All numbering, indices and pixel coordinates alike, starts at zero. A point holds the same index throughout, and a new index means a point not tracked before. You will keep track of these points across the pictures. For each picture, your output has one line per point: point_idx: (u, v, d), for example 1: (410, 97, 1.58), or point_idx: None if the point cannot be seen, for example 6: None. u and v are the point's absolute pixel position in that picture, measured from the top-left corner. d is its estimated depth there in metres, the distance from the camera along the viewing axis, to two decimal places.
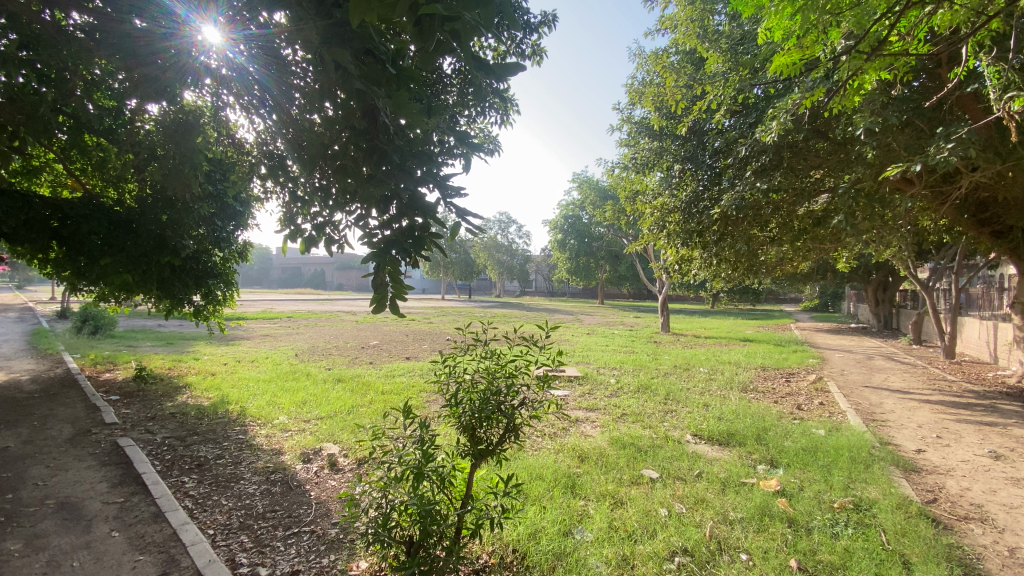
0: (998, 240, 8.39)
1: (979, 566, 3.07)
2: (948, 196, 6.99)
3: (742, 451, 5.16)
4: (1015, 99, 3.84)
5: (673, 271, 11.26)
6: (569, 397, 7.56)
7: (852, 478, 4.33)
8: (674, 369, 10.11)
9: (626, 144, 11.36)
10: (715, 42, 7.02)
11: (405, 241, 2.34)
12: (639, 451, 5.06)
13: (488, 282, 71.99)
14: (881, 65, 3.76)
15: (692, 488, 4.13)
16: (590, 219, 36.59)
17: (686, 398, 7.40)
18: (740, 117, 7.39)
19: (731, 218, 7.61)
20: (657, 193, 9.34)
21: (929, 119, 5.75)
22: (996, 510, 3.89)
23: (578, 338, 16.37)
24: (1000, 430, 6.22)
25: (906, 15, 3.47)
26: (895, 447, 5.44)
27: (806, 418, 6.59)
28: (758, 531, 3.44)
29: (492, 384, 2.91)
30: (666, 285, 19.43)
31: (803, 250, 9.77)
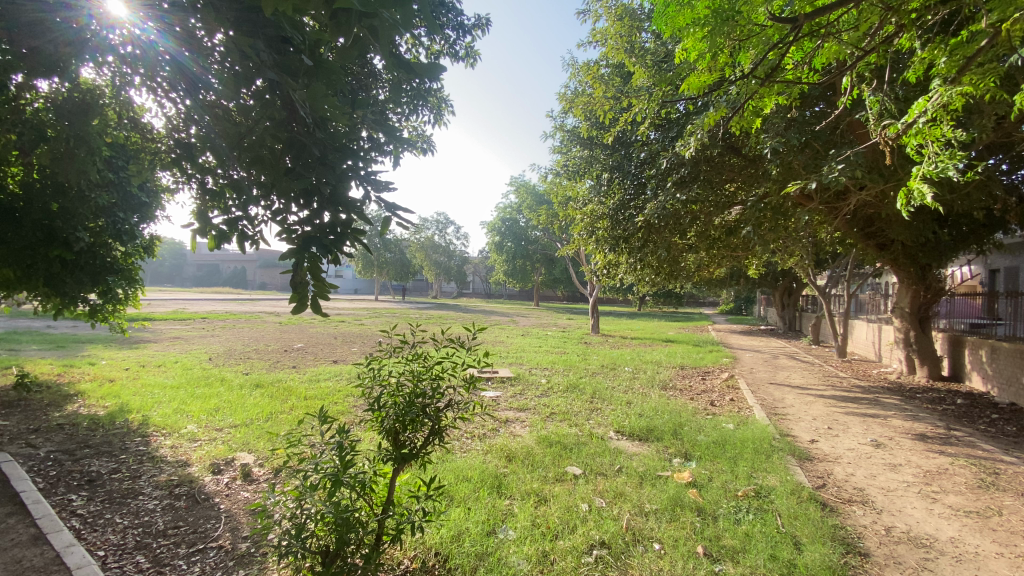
0: (880, 252, 9.47)
1: (858, 544, 3.43)
2: (840, 212, 7.78)
3: (660, 445, 5.46)
4: (887, 127, 4.37)
5: (602, 274, 11.68)
6: (500, 398, 7.61)
7: (754, 468, 4.71)
8: (601, 368, 10.49)
9: (559, 151, 11.63)
10: (641, 58, 7.38)
11: (325, 237, 2.22)
12: (565, 448, 5.21)
13: (424, 283, 71.09)
14: (781, 90, 4.13)
15: (612, 482, 4.32)
16: (526, 223, 37.03)
17: (611, 397, 7.71)
18: (664, 130, 7.82)
19: (653, 226, 8.01)
20: (587, 200, 9.69)
21: (824, 142, 6.38)
22: (875, 493, 4.38)
23: (512, 338, 16.61)
24: (880, 421, 7.01)
25: (801, 47, 3.82)
26: (793, 439, 5.97)
27: (718, 413, 7.09)
28: (670, 520, 3.66)
29: (418, 386, 2.85)
30: (597, 288, 20.15)
31: (718, 257, 10.53)
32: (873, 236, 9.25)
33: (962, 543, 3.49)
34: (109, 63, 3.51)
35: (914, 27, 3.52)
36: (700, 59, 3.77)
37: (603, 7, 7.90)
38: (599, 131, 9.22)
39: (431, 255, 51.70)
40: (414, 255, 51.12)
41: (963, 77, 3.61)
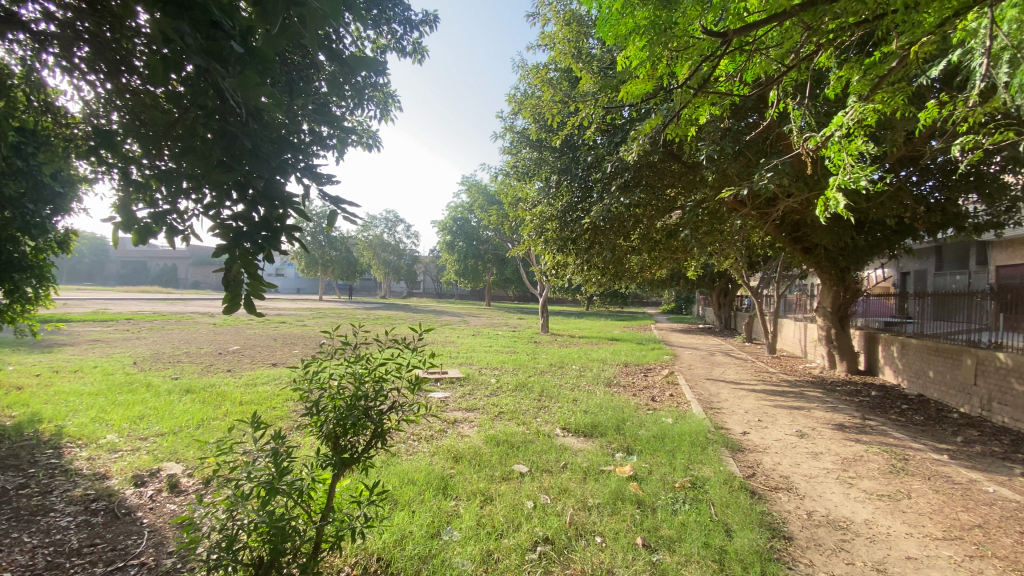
0: (806, 255, 10.16)
1: (782, 529, 3.67)
2: (770, 217, 8.31)
3: (604, 441, 5.61)
4: (808, 139, 4.71)
5: (551, 274, 11.86)
6: (448, 399, 7.55)
7: (691, 460, 4.95)
8: (549, 367, 10.65)
9: (508, 151, 11.70)
10: (588, 64, 7.57)
11: (258, 234, 2.09)
12: (512, 447, 5.25)
13: (372, 283, 69.38)
14: (715, 101, 4.36)
15: (556, 479, 4.40)
16: (478, 222, 36.88)
17: (558, 395, 7.84)
18: (609, 135, 8.04)
19: (600, 228, 8.31)
20: (536, 201, 9.81)
21: (755, 151, 6.78)
22: (799, 480, 4.70)
23: (461, 338, 16.58)
24: (804, 412, 7.54)
25: (733, 60, 4.05)
26: (726, 431, 6.32)
27: (658, 408, 7.37)
28: (611, 514, 3.77)
29: (359, 388, 2.76)
30: (546, 289, 20.42)
31: (660, 259, 10.95)
32: (800, 240, 9.92)
33: (875, 525, 3.80)
34: (16, 40, 3.20)
35: (832, 47, 3.81)
36: (638, 66, 3.93)
37: (551, 12, 8.05)
38: (547, 133, 9.35)
39: (379, 254, 50.55)
40: (362, 254, 49.80)
41: (874, 95, 3.95)
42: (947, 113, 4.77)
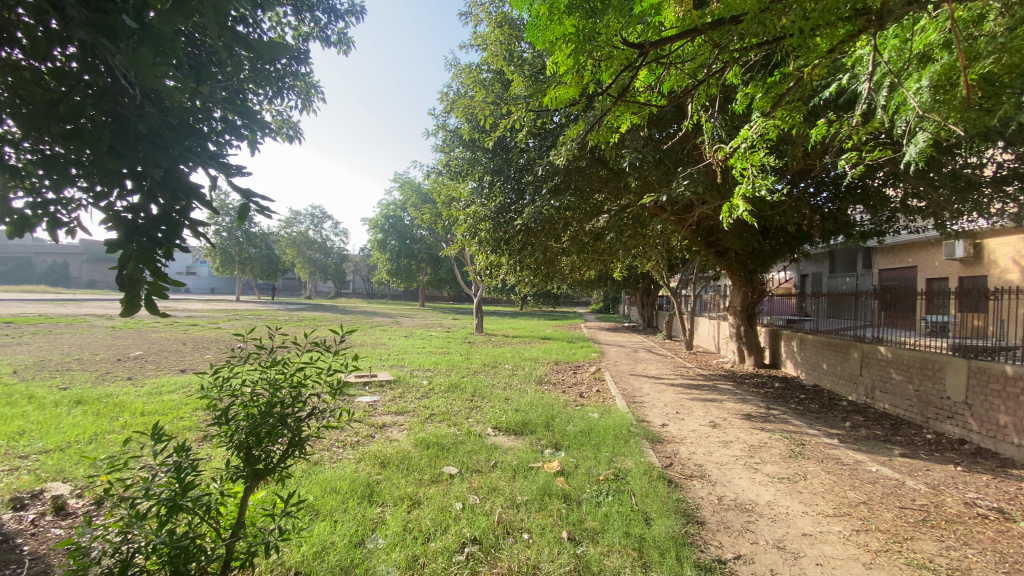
0: (720, 259, 10.90)
1: (695, 514, 3.92)
2: (687, 222, 8.85)
3: (533, 438, 5.71)
4: (719, 149, 5.05)
5: (484, 274, 11.91)
6: (377, 402, 7.33)
7: (615, 453, 5.16)
8: (482, 367, 10.66)
9: (441, 150, 11.58)
10: (519, 67, 7.68)
11: (156, 228, 1.86)
12: (442, 449, 5.20)
13: (296, 282, 66.01)
14: (636, 110, 4.59)
15: (486, 478, 4.42)
16: (411, 221, 36.11)
17: (490, 394, 7.87)
18: (540, 138, 8.22)
19: (532, 229, 8.49)
20: (469, 201, 9.80)
21: (674, 160, 7.20)
22: (711, 468, 5.05)
23: (393, 340, 16.23)
24: (717, 404, 8.10)
25: (652, 72, 4.28)
26: (648, 424, 6.65)
27: (586, 404, 7.62)
28: (538, 510, 3.84)
29: (275, 395, 2.60)
30: (480, 289, 20.44)
31: (588, 260, 11.34)
32: (713, 244, 10.66)
33: (776, 505, 4.15)
34: None
35: (737, 65, 4.12)
36: (565, 71, 4.04)
37: (483, 13, 8.12)
38: (479, 134, 9.36)
39: (304, 252, 48.16)
40: (285, 252, 47.20)
41: (775, 112, 4.32)
42: (836, 131, 5.31)
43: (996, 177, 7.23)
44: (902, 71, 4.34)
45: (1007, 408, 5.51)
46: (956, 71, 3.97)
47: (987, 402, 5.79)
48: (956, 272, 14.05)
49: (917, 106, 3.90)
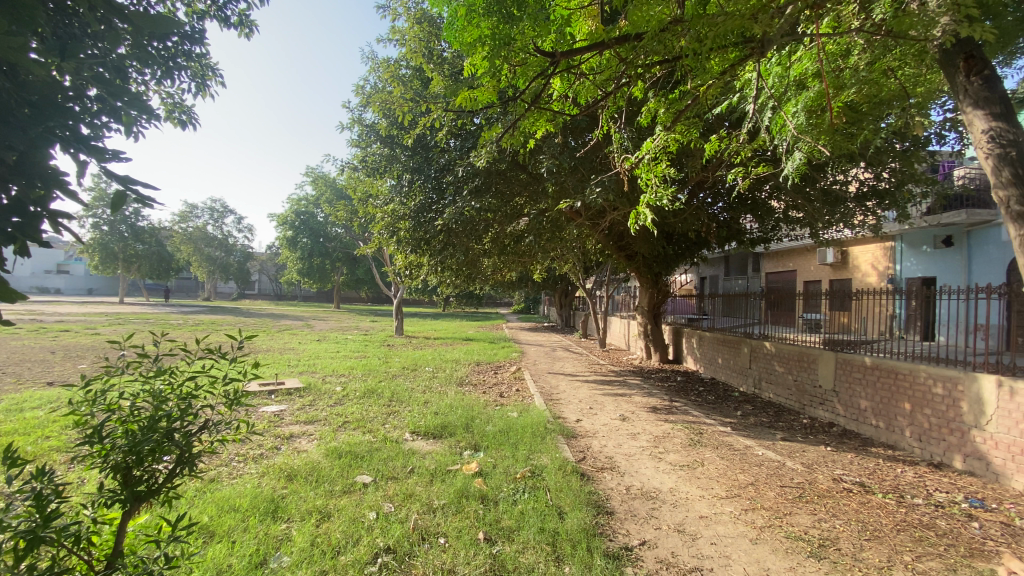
0: (630, 262, 11.50)
1: (606, 505, 4.10)
2: (601, 227, 9.28)
3: (452, 440, 5.67)
4: (626, 158, 5.34)
5: (403, 275, 11.64)
6: (284, 412, 6.89)
7: (532, 450, 5.28)
8: (401, 371, 10.40)
9: (356, 145, 11.17)
10: (439, 66, 7.60)
11: (5, 220, 1.48)
12: (356, 457, 5.00)
13: (193, 283, 60.25)
14: (550, 117, 4.75)
15: (402, 485, 4.31)
16: (325, 219, 34.38)
17: (408, 398, 7.70)
18: (461, 139, 8.22)
19: (452, 229, 8.43)
20: (387, 199, 9.55)
21: (589, 167, 7.53)
22: (621, 459, 5.32)
23: (304, 344, 15.33)
24: (627, 398, 8.56)
25: (564, 81, 4.43)
26: (563, 420, 6.86)
27: (505, 403, 7.71)
28: (455, 513, 3.81)
29: (160, 408, 2.33)
30: (399, 290, 19.97)
31: (509, 262, 11.51)
32: (624, 248, 11.25)
33: (677, 491, 4.46)
34: None
35: (642, 79, 4.38)
36: (482, 74, 4.07)
37: (401, 7, 7.96)
38: (398, 130, 9.15)
39: (202, 249, 44.05)
40: (180, 249, 42.90)
41: (675, 126, 4.67)
42: (727, 147, 5.85)
43: (859, 193, 8.31)
44: (783, 96, 4.86)
45: (866, 394, 6.36)
46: (826, 99, 4.52)
47: (851, 388, 6.64)
48: (827, 276, 15.99)
49: (794, 129, 4.41)
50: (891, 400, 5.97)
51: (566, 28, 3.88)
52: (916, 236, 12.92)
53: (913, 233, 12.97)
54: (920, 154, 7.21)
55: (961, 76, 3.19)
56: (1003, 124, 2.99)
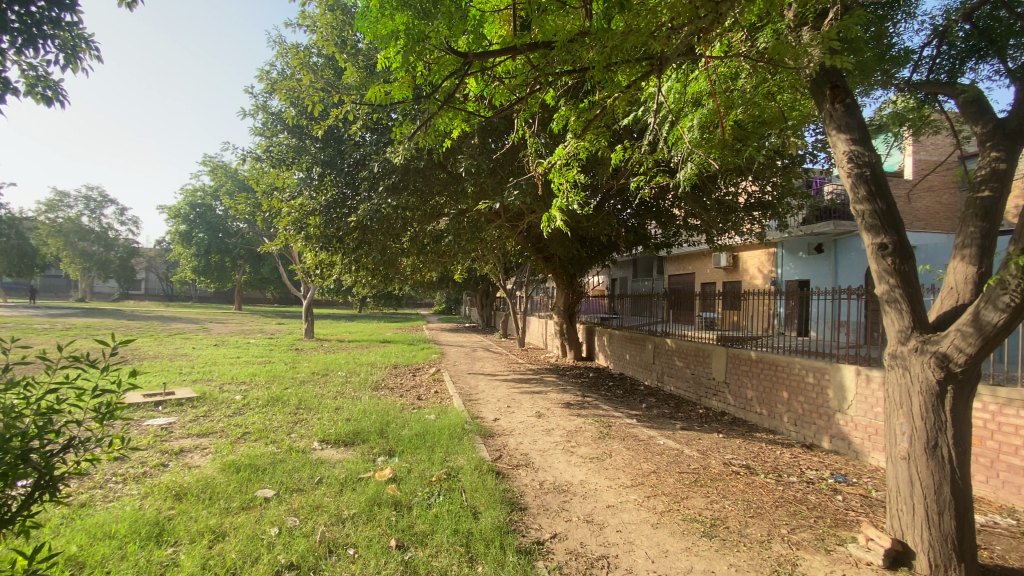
0: (547, 263, 11.82)
1: (520, 501, 4.18)
2: (518, 228, 9.44)
3: (365, 447, 5.46)
4: (540, 162, 5.48)
5: (313, 274, 11.03)
6: (173, 425, 6.24)
7: (448, 452, 5.24)
8: (310, 376, 9.85)
9: (260, 134, 10.43)
10: (353, 57, 7.33)
11: None
12: (256, 470, 4.65)
13: (62, 281, 52.85)
14: (466, 117, 4.75)
15: (308, 497, 4.08)
16: (225, 212, 31.69)
17: (318, 405, 7.32)
18: (378, 134, 7.99)
19: (368, 227, 8.14)
20: (295, 192, 9.00)
21: (507, 169, 7.64)
22: (535, 455, 5.45)
23: (199, 349, 13.99)
24: (543, 396, 8.78)
25: (477, 82, 4.46)
26: (481, 420, 6.88)
27: (422, 406, 7.58)
28: (366, 522, 3.68)
29: (13, 425, 2.00)
30: (310, 290, 18.92)
31: (427, 262, 11.35)
32: (541, 250, 11.54)
33: (587, 483, 4.66)
34: None
35: (554, 87, 4.53)
36: (397, 68, 4.01)
37: None
38: (308, 121, 8.68)
39: (74, 243, 38.69)
40: (45, 242, 37.35)
41: (586, 134, 4.90)
42: (633, 156, 6.22)
43: (747, 204, 9.18)
44: (681, 111, 5.23)
45: (751, 384, 7.06)
46: (717, 117, 4.95)
47: (739, 380, 7.33)
48: (722, 278, 17.51)
49: (690, 143, 4.81)
50: (772, 389, 6.67)
51: (483, 30, 3.91)
52: (795, 244, 14.55)
53: (791, 241, 14.61)
54: (797, 171, 8.12)
55: (828, 103, 3.63)
56: (860, 148, 3.45)
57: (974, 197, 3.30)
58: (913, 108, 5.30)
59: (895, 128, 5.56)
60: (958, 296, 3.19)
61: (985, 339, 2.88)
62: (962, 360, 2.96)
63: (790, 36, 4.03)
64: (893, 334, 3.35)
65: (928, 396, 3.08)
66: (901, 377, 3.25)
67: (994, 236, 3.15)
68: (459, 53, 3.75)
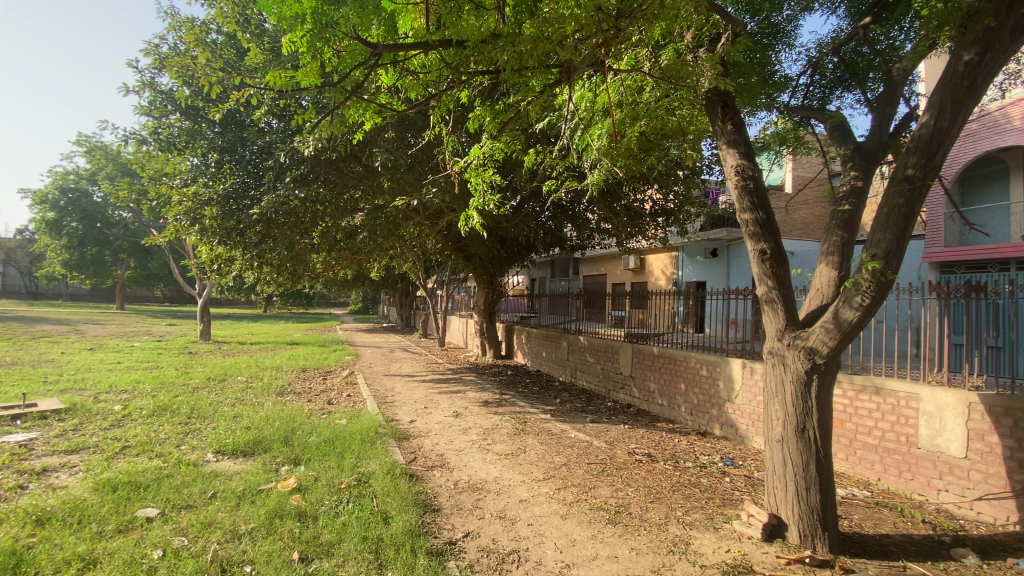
0: (466, 262, 11.80)
1: (434, 503, 4.13)
2: (437, 226, 9.33)
3: (267, 456, 5.11)
4: (456, 162, 5.46)
5: (210, 270, 10.13)
6: (33, 441, 5.42)
7: (359, 457, 5.05)
8: (205, 382, 9.02)
9: (146, 114, 9.40)
10: (257, 37, 6.85)
11: None
12: (137, 488, 4.17)
13: None
14: (377, 110, 4.61)
15: (200, 513, 3.74)
16: (104, 200, 28.16)
17: (213, 413, 6.72)
18: (285, 121, 7.52)
19: (273, 220, 7.61)
20: (188, 180, 8.20)
21: (424, 167, 7.54)
22: (451, 455, 5.42)
23: (69, 354, 12.29)
24: (461, 395, 8.75)
25: (391, 74, 4.36)
26: (396, 422, 6.71)
27: (333, 411, 7.24)
28: (266, 536, 3.44)
29: None
30: (208, 288, 17.37)
31: (339, 260, 10.86)
32: (460, 249, 11.50)
33: (501, 480, 4.71)
34: None
35: (469, 86, 4.55)
36: (301, 52, 3.80)
37: None
38: (205, 102, 7.97)
39: None
40: None
41: (500, 135, 4.96)
42: (547, 160, 6.41)
43: (653, 210, 9.79)
44: (592, 119, 5.46)
45: (654, 378, 7.55)
46: (624, 127, 5.23)
47: (644, 374, 7.81)
48: (630, 279, 18.52)
49: (598, 150, 5.04)
50: (672, 382, 7.18)
51: (395, 22, 3.83)
52: (693, 248, 15.78)
53: (691, 246, 15.82)
54: (696, 180, 8.80)
55: (720, 120, 3.96)
56: (746, 162, 3.82)
57: (836, 210, 3.78)
58: (791, 129, 5.95)
59: (776, 146, 6.21)
60: (823, 297, 3.62)
61: (843, 334, 3.31)
62: (825, 353, 3.38)
63: (688, 56, 4.37)
64: (770, 331, 3.74)
65: (798, 385, 3.49)
66: (777, 368, 3.64)
67: (852, 245, 3.63)
68: (368, 43, 3.65)
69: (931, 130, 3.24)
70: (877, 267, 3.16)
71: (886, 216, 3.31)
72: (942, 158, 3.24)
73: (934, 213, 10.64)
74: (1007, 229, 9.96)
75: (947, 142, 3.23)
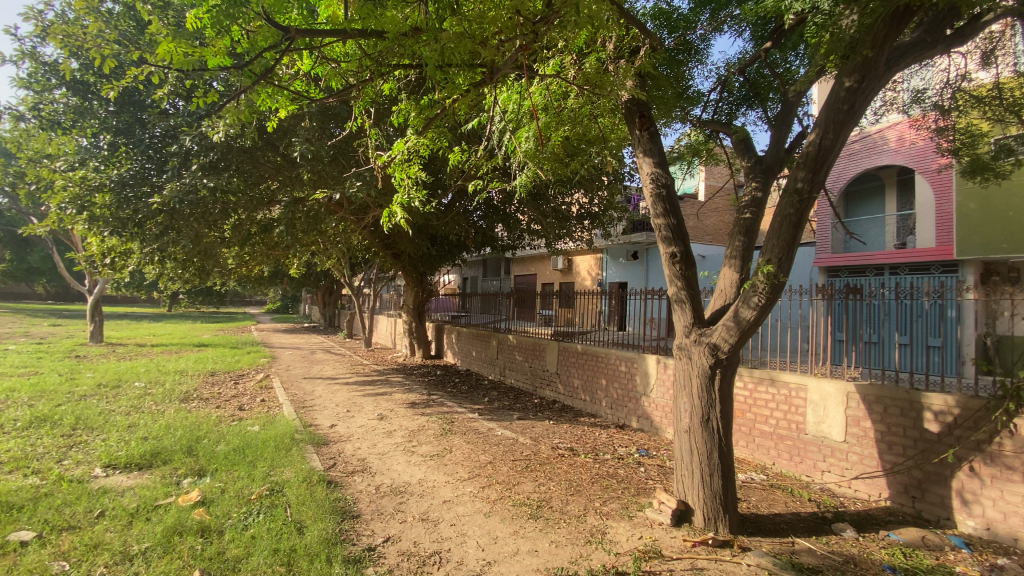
0: (394, 260, 11.51)
1: (352, 509, 3.99)
2: (362, 222, 9.04)
3: (166, 469, 4.69)
4: (379, 156, 5.32)
5: (101, 265, 9.11)
6: None
7: (272, 465, 4.77)
8: (94, 389, 8.11)
9: (23, 85, 8.29)
10: (160, 9, 6.28)
11: None
12: (5, 510, 3.67)
13: None
14: (294, 97, 4.38)
15: (84, 535, 3.36)
16: None
17: (103, 424, 6.05)
18: (192, 103, 6.94)
19: (177, 211, 6.98)
20: (75, 162, 7.33)
21: (347, 161, 7.28)
22: (373, 459, 5.27)
23: None
24: (386, 397, 8.53)
25: (309, 61, 4.18)
26: (315, 427, 6.42)
27: (244, 417, 6.78)
28: (162, 556, 3.16)
29: None
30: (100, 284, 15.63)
31: (254, 255, 10.18)
32: (388, 246, 11.22)
33: (425, 481, 4.66)
34: None
35: (393, 78, 4.45)
36: (207, 29, 3.54)
37: None
38: (96, 77, 7.18)
39: None
40: None
41: (425, 131, 4.90)
42: (474, 159, 6.43)
43: (579, 212, 10.09)
44: (519, 121, 5.54)
45: (578, 374, 7.81)
46: (550, 130, 5.35)
47: (568, 370, 8.07)
48: (558, 279, 18.97)
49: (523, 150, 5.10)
50: (594, 378, 7.48)
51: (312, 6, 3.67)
52: (617, 251, 16.47)
53: (615, 248, 16.50)
54: (619, 185, 9.18)
55: (637, 129, 4.17)
56: (660, 170, 4.05)
57: (739, 217, 4.10)
58: (702, 142, 6.36)
59: (690, 157, 6.63)
60: (725, 297, 3.90)
61: (741, 331, 3.60)
62: (727, 348, 3.66)
63: (608, 66, 4.57)
64: (680, 328, 3.98)
65: (703, 378, 3.75)
66: (686, 363, 3.90)
67: (751, 250, 3.95)
68: (281, 26, 3.45)
69: (818, 147, 3.60)
70: (771, 270, 3.45)
71: (779, 224, 3.63)
72: (826, 173, 3.62)
73: (824, 222, 11.84)
74: (882, 238, 11.40)
75: (829, 159, 3.60)
